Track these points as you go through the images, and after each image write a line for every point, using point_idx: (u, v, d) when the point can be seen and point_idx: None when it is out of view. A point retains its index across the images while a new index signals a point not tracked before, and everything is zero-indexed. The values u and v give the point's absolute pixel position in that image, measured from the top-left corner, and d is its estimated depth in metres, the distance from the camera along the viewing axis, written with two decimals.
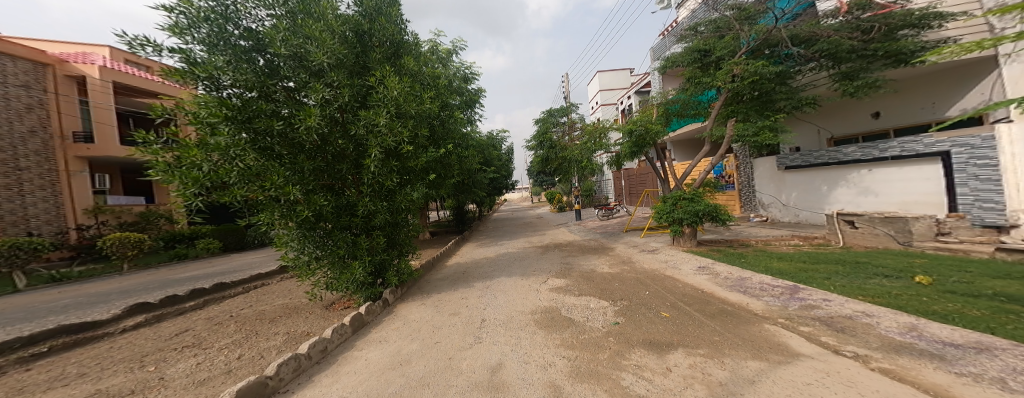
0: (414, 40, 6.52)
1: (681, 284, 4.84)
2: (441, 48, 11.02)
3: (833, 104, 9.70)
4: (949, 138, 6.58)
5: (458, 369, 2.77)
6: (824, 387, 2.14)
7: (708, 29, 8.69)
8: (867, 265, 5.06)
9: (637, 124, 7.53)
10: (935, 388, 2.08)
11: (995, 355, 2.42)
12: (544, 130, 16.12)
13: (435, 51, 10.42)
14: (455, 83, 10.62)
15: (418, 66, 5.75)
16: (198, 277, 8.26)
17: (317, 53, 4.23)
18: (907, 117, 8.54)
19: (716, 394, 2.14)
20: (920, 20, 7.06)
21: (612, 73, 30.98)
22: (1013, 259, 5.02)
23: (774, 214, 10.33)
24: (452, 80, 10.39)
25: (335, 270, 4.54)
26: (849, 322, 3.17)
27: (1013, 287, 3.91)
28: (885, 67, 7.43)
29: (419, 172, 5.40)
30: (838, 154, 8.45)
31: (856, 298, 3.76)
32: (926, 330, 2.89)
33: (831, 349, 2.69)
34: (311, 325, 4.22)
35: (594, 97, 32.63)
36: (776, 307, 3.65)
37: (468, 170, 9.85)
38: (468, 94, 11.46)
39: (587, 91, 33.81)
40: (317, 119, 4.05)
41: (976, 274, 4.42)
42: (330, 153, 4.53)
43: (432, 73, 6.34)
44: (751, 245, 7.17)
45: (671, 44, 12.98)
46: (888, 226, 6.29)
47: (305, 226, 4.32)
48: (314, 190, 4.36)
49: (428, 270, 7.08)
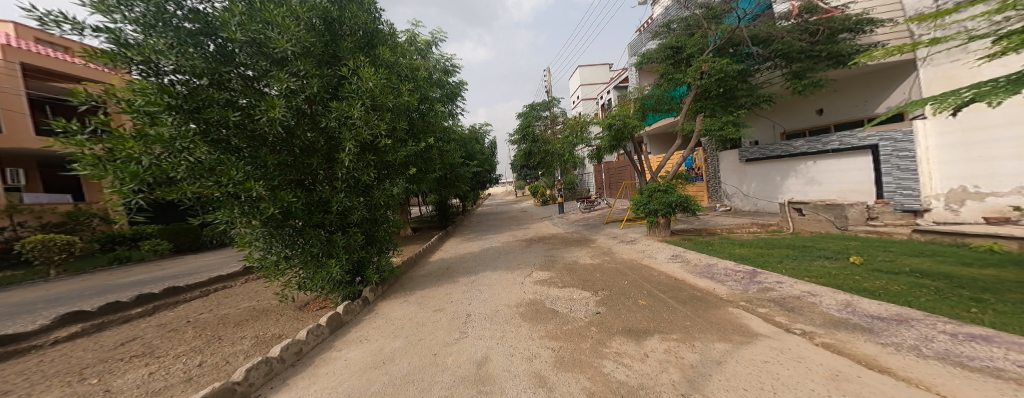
0: (390, 30, 6.30)
1: (656, 272, 5.10)
2: (420, 39, 10.61)
3: (785, 101, 10.55)
4: (876, 133, 7.28)
5: (444, 364, 2.75)
6: (779, 363, 2.34)
7: (680, 27, 8.99)
8: (812, 249, 5.56)
9: (616, 118, 7.69)
10: (865, 358, 2.35)
11: (911, 325, 2.77)
12: (525, 123, 16.07)
13: (414, 42, 10.05)
14: (434, 75, 10.33)
15: (395, 57, 5.58)
16: (146, 281, 7.59)
17: (280, 39, 3.96)
18: (846, 114, 9.32)
19: (689, 376, 2.28)
20: (856, 25, 7.76)
21: (593, 68, 31.40)
22: (927, 239, 5.75)
23: (736, 204, 11.07)
24: (432, 73, 10.14)
25: (309, 269, 4.29)
26: (798, 301, 3.49)
27: (927, 263, 4.48)
28: (826, 68, 8.13)
29: (398, 166, 5.22)
30: (789, 148, 9.17)
31: (803, 279, 4.15)
32: (858, 306, 3.24)
33: (784, 327, 2.95)
34: (285, 328, 4.01)
35: (575, 91, 33.03)
36: (738, 291, 3.94)
37: (451, 164, 9.66)
38: (449, 87, 11.18)
39: (570, 85, 34.05)
40: (281, 110, 3.82)
41: (899, 253, 5.02)
42: (298, 147, 4.27)
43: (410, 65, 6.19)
44: (717, 233, 7.66)
45: (646, 41, 13.49)
46: (828, 213, 6.93)
47: (272, 225, 4.05)
48: (281, 186, 4.10)
49: (411, 266, 6.95)
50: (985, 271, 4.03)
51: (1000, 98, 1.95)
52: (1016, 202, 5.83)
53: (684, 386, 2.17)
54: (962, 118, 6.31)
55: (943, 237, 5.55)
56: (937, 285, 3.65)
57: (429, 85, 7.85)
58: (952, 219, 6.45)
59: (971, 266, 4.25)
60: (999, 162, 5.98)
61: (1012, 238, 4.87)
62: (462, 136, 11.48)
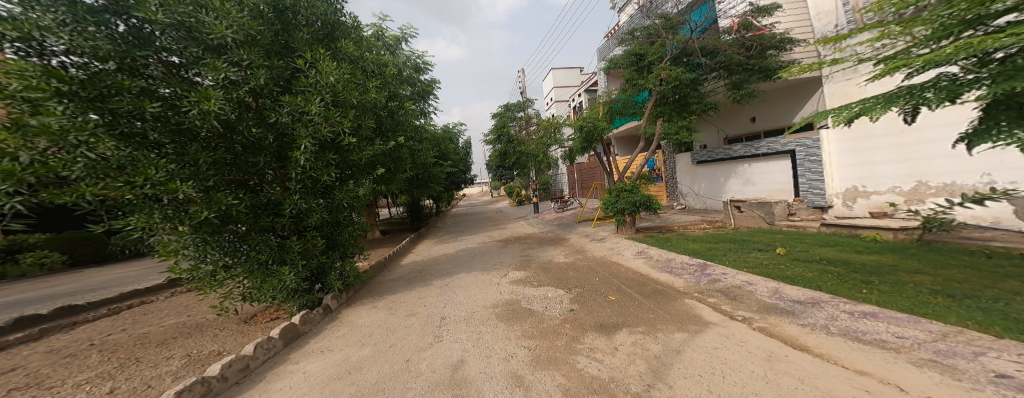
0: (354, 23, 5.99)
1: (624, 268, 5.35)
2: (387, 33, 10.13)
3: (726, 109, 11.65)
4: (794, 140, 8.31)
5: (417, 370, 2.66)
6: (726, 349, 2.57)
7: (643, 35, 9.49)
8: (749, 242, 6.18)
9: (587, 120, 7.98)
10: (791, 338, 2.67)
11: (822, 306, 3.18)
12: (500, 123, 15.77)
13: (381, 36, 9.53)
14: (405, 72, 9.93)
15: (361, 52, 5.33)
16: (32, 300, 6.44)
17: (217, 25, 3.61)
18: (772, 122, 10.41)
19: (653, 366, 2.41)
20: (780, 43, 8.68)
21: (566, 71, 32.13)
22: (829, 231, 6.66)
23: (690, 202, 11.99)
24: (401, 70, 9.73)
25: (256, 279, 3.91)
26: (739, 290, 3.85)
27: (833, 252, 5.19)
28: (758, 80, 9.10)
29: (364, 166, 4.97)
30: (729, 151, 10.12)
31: (742, 269, 4.60)
32: (784, 291, 3.66)
33: (729, 315, 3.24)
34: (225, 343, 3.63)
35: (548, 93, 33.49)
36: (692, 283, 4.25)
37: (422, 165, 9.36)
38: (420, 85, 10.79)
39: (543, 87, 34.54)
40: (218, 103, 3.48)
41: (813, 244, 5.74)
42: (239, 143, 3.89)
43: (377, 60, 5.92)
44: (674, 230, 8.22)
45: (613, 46, 14.23)
46: (761, 210, 7.76)
47: (205, 230, 3.63)
48: (216, 187, 3.69)
49: (380, 271, 6.62)
50: (869, 256, 4.80)
51: (877, 115, 2.43)
52: (893, 199, 6.81)
53: (649, 377, 2.30)
54: (854, 128, 7.32)
55: (841, 229, 6.46)
56: (838, 270, 4.25)
57: (398, 81, 7.54)
58: (848, 214, 7.49)
59: (861, 252, 5.03)
60: (880, 166, 6.97)
61: (892, 229, 5.71)
62: (435, 135, 11.18)
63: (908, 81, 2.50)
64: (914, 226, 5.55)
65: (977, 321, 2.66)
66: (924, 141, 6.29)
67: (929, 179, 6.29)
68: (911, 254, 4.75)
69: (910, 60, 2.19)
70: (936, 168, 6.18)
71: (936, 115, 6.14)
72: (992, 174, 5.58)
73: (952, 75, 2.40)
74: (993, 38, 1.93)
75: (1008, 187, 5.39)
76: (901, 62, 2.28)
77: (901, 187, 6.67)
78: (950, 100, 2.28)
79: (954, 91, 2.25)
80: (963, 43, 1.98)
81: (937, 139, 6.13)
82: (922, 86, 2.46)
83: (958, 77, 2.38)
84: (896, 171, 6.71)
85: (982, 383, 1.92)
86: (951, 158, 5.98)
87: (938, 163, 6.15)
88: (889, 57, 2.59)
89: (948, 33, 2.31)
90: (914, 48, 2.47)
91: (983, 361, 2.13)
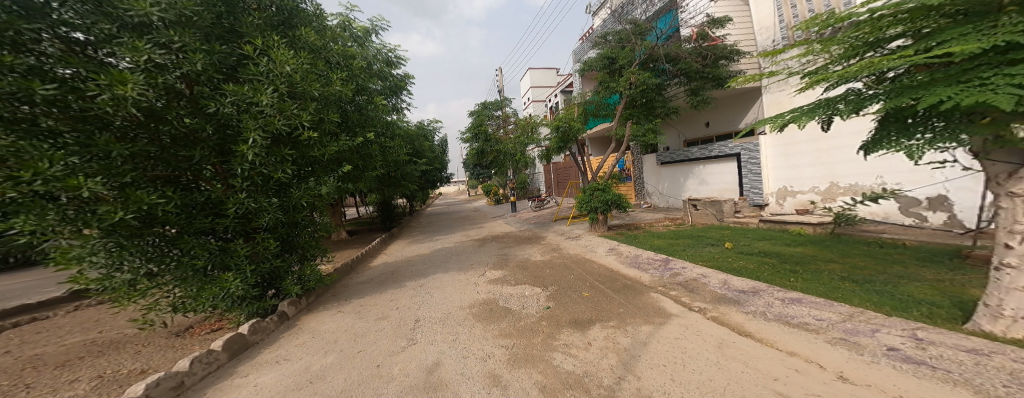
0: (318, 11, 5.67)
1: (597, 265, 5.52)
2: (355, 24, 9.55)
3: (685, 114, 12.40)
4: (740, 144, 9.04)
5: (390, 375, 2.57)
6: (685, 339, 2.74)
7: (615, 39, 9.85)
8: (703, 237, 6.63)
9: (563, 121, 8.13)
10: (738, 325, 2.91)
11: (761, 295, 3.50)
12: (478, 121, 14.69)
13: (348, 27, 8.98)
14: (375, 66, 9.50)
15: (324, 41, 5.10)
16: None
17: (138, 0, 3.25)
18: (723, 127, 11.17)
19: (624, 359, 2.51)
20: (731, 54, 9.35)
21: (543, 71, 32.40)
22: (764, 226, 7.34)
23: (655, 201, 12.60)
24: (372, 63, 9.28)
25: (190, 287, 3.57)
26: (696, 282, 4.12)
27: (767, 245, 5.72)
28: (711, 88, 9.74)
29: (327, 163, 4.75)
30: (687, 153, 10.79)
31: (698, 262, 4.94)
32: (731, 282, 3.97)
33: (687, 306, 3.45)
34: (151, 360, 3.27)
35: (525, 92, 33.55)
36: (658, 278, 4.47)
37: (394, 162, 9.05)
38: (392, 79, 10.38)
39: (520, 86, 34.63)
40: (137, 87, 3.08)
41: (753, 238, 6.28)
42: (167, 134, 3.46)
43: (343, 51, 5.62)
44: (641, 227, 8.61)
45: (586, 49, 14.63)
46: (713, 208, 8.37)
47: (122, 234, 3.21)
48: (135, 184, 3.27)
49: (348, 273, 6.32)
50: (793, 248, 5.39)
51: (803, 122, 2.74)
52: (813, 198, 7.62)
53: (621, 369, 2.39)
54: (784, 134, 8.06)
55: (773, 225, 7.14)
56: (773, 261, 4.72)
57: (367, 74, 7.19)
58: (779, 210, 8.29)
59: (789, 244, 5.61)
60: (803, 168, 7.76)
61: (812, 224, 6.39)
62: (409, 131, 10.82)
63: (825, 95, 2.87)
64: (827, 221, 6.28)
65: (873, 302, 3.07)
66: (836, 147, 7.08)
67: (840, 180, 7.10)
68: (823, 245, 5.41)
69: (826, 75, 2.52)
70: (845, 171, 6.98)
71: (846, 124, 6.94)
72: (885, 177, 6.42)
73: (857, 91, 2.79)
74: (887, 60, 2.29)
75: (894, 188, 6.27)
76: (820, 76, 2.62)
77: (818, 187, 7.48)
78: (856, 111, 2.63)
79: (859, 104, 2.60)
80: (866, 62, 2.33)
81: (847, 145, 6.93)
82: (835, 99, 2.83)
83: (862, 92, 2.76)
84: (816, 173, 7.50)
85: (879, 356, 2.23)
86: (856, 163, 6.78)
87: (847, 167, 6.95)
88: (812, 72, 2.96)
89: (855, 54, 2.68)
90: (831, 65, 2.84)
91: (878, 337, 2.47)
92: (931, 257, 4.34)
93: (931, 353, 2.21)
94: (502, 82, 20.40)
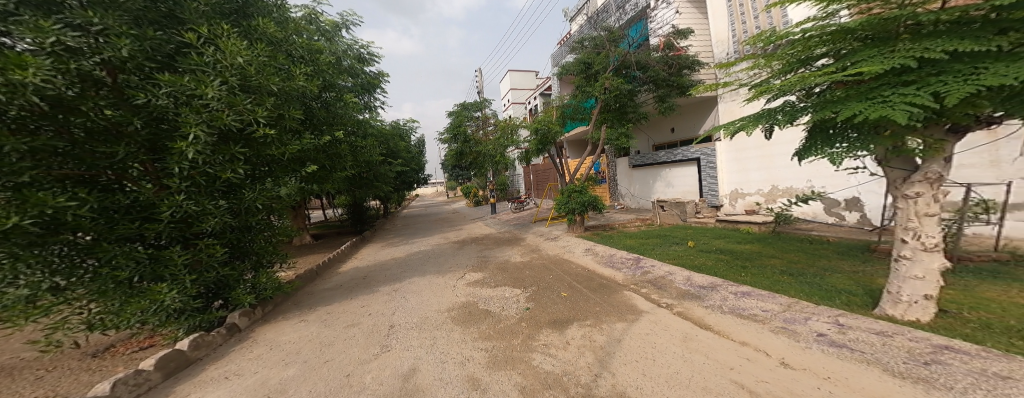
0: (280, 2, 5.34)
1: (575, 265, 5.63)
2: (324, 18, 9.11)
3: (653, 119, 12.95)
4: (700, 149, 9.50)
5: (361, 384, 2.47)
6: (655, 334, 2.85)
7: (591, 44, 10.06)
8: (670, 237, 6.95)
9: (542, 123, 8.20)
10: (699, 319, 3.07)
11: (719, 289, 3.72)
12: (456, 122, 14.67)
13: (315, 21, 8.51)
14: (345, 62, 9.11)
15: (286, 35, 4.82)
16: None
17: None
18: (686, 132, 11.73)
19: (600, 357, 2.58)
20: (692, 64, 9.80)
21: (522, 73, 32.57)
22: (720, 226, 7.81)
23: (627, 203, 13.02)
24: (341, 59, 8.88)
25: (115, 300, 3.24)
26: (664, 280, 4.31)
27: (723, 243, 6.09)
28: (677, 96, 10.21)
29: (286, 163, 4.54)
30: (655, 157, 11.25)
31: (664, 260, 5.18)
32: (693, 279, 4.18)
33: (656, 302, 3.60)
34: (67, 384, 2.90)
35: (504, 94, 33.58)
36: (631, 276, 4.63)
37: (366, 162, 8.72)
38: (363, 76, 10.00)
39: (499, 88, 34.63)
40: (40, 74, 2.74)
41: (713, 237, 6.64)
42: (82, 128, 3.09)
43: (309, 46, 5.34)
44: (614, 228, 8.86)
45: (564, 54, 14.86)
46: (678, 209, 8.78)
47: (18, 242, 2.82)
48: (38, 184, 2.90)
49: (316, 279, 6.03)
50: (742, 245, 5.79)
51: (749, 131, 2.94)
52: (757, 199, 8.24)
53: (597, 367, 2.45)
54: (736, 140, 8.64)
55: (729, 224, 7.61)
56: (727, 257, 5.04)
57: (337, 71, 6.87)
58: (731, 211, 8.87)
59: (740, 242, 6.01)
60: (750, 172, 8.36)
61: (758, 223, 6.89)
62: (382, 131, 10.43)
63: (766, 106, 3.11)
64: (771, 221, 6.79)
65: (806, 293, 3.35)
66: (778, 153, 7.69)
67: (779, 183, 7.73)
68: (766, 242, 5.86)
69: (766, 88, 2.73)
70: (784, 175, 7.61)
71: (786, 133, 7.55)
72: (813, 181, 7.08)
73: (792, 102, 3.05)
74: (813, 76, 2.52)
75: (819, 191, 6.94)
76: (762, 89, 2.83)
77: (762, 189, 8.11)
78: (790, 122, 2.88)
79: (793, 115, 2.85)
80: (796, 78, 2.55)
81: (785, 152, 7.55)
82: (775, 110, 3.07)
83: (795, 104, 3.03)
84: (760, 176, 8.11)
85: (810, 342, 2.44)
86: (792, 168, 7.41)
87: (784, 171, 7.59)
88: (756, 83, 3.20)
89: (789, 69, 2.93)
90: (771, 78, 3.08)
91: (810, 324, 2.71)
92: (847, 251, 4.83)
93: (850, 337, 2.45)
94: (479, 82, 20.27)
